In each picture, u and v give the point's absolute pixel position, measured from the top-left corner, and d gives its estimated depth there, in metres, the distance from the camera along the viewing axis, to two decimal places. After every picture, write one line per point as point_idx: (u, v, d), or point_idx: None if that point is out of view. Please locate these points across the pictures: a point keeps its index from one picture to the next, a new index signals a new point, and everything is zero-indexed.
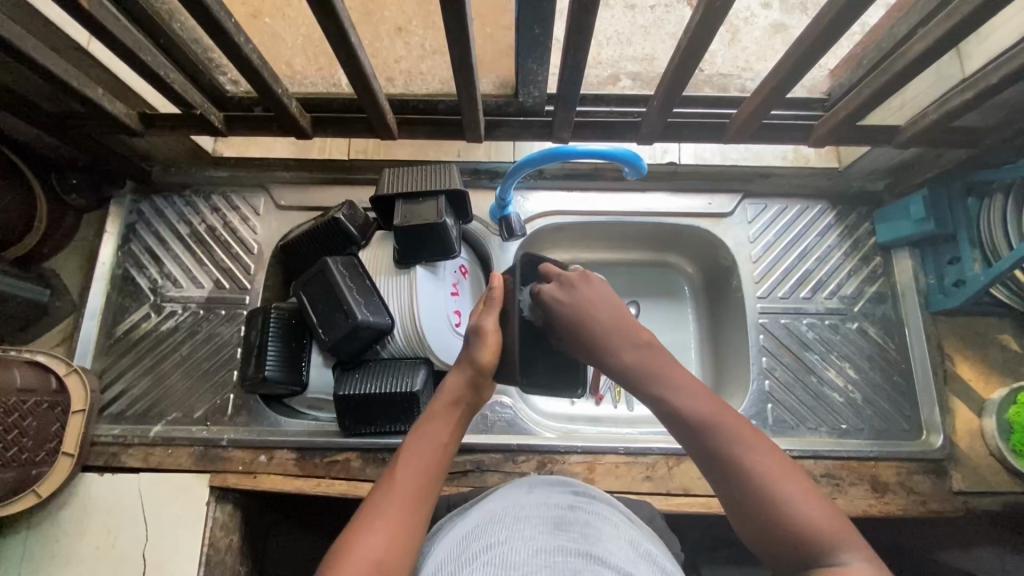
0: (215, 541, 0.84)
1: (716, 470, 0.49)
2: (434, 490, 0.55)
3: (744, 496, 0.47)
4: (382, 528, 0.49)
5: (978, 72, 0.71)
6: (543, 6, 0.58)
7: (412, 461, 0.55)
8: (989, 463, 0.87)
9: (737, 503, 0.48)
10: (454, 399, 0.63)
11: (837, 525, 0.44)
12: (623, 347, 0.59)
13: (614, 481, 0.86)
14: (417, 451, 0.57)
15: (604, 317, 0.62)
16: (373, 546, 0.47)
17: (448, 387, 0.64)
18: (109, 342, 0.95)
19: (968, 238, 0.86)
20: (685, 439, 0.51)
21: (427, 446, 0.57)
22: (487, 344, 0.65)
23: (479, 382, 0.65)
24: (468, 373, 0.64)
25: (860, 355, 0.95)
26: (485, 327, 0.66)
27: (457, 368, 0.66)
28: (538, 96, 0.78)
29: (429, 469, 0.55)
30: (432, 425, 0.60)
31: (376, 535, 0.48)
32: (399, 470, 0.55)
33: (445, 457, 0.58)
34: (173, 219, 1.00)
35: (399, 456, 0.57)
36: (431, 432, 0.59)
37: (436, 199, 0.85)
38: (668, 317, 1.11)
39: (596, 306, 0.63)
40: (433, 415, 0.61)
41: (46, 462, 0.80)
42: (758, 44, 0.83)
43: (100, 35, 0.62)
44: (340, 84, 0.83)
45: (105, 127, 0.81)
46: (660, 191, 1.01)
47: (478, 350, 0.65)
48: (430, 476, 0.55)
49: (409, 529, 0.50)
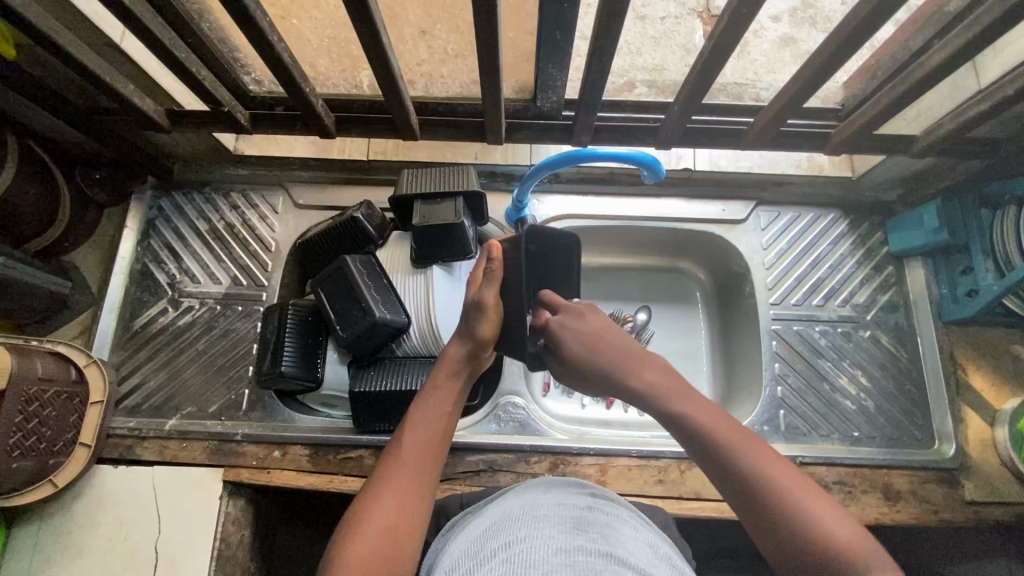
0: (227, 536, 0.84)
1: (736, 488, 0.50)
2: (441, 457, 0.58)
3: (761, 512, 0.48)
4: (389, 497, 0.52)
5: (995, 83, 0.72)
6: (569, 12, 0.59)
7: (418, 432, 0.58)
8: (1002, 474, 0.87)
9: (760, 521, 0.48)
10: (453, 371, 0.65)
11: (863, 544, 0.45)
12: (639, 374, 0.60)
13: (626, 484, 0.86)
14: (422, 422, 0.59)
15: (614, 350, 0.63)
16: (383, 514, 0.51)
17: (445, 364, 0.66)
18: (126, 335, 0.96)
19: (981, 248, 0.87)
20: (704, 458, 0.53)
21: (429, 421, 0.60)
22: (488, 320, 0.68)
23: (475, 354, 0.68)
24: (467, 347, 0.67)
25: (873, 363, 0.95)
26: (485, 300, 0.67)
27: (456, 340, 0.68)
28: (556, 100, 0.80)
29: (435, 439, 0.58)
30: (434, 398, 0.62)
31: (385, 503, 0.52)
32: (404, 443, 0.57)
33: (448, 425, 0.61)
34: (193, 216, 1.02)
35: (405, 428, 0.59)
36: (434, 404, 0.62)
37: (454, 200, 0.86)
38: (678, 323, 1.11)
39: (608, 338, 0.65)
40: (435, 386, 0.64)
41: (63, 453, 0.81)
42: (767, 57, 0.82)
43: (137, 31, 0.64)
44: (362, 85, 0.84)
45: (134, 122, 0.83)
46: (674, 198, 1.02)
47: (479, 325, 0.67)
48: (434, 447, 0.58)
49: (417, 496, 0.53)
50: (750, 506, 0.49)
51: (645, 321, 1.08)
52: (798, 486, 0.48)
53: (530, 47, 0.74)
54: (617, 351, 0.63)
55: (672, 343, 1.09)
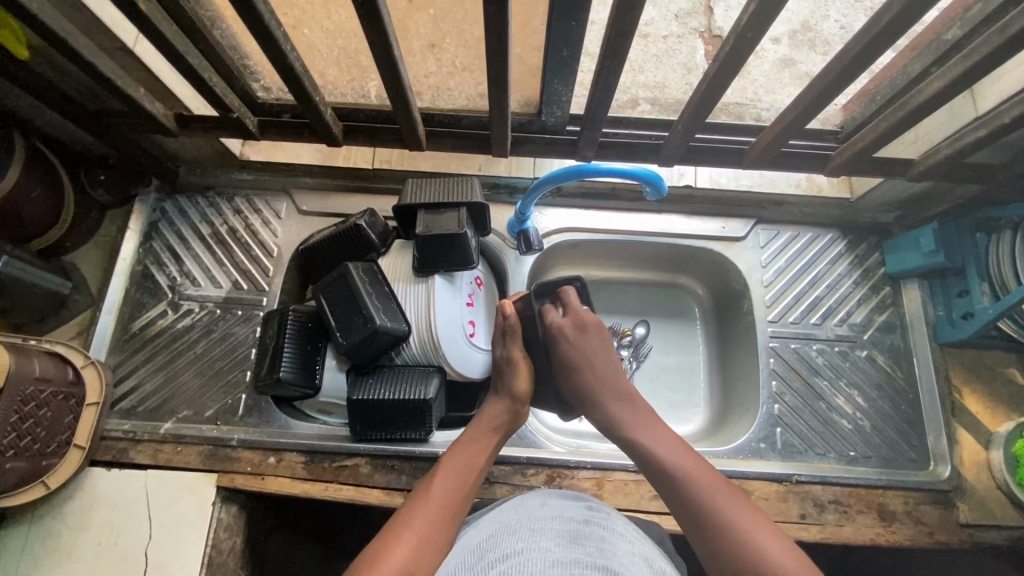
0: (218, 543, 0.83)
1: (688, 516, 0.57)
2: (465, 506, 0.60)
3: (710, 539, 0.54)
4: (412, 536, 0.54)
5: (991, 111, 0.74)
6: (576, 30, 0.60)
7: (449, 479, 0.62)
8: (995, 496, 0.88)
9: (712, 546, 0.54)
10: (490, 425, 0.72)
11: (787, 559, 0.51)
12: (618, 400, 0.72)
13: (622, 498, 0.86)
14: (454, 468, 0.64)
15: (613, 383, 0.73)
16: (404, 551, 0.52)
17: (486, 416, 0.73)
18: (124, 337, 0.96)
19: (977, 271, 0.88)
20: (665, 489, 0.60)
21: (460, 470, 0.64)
22: (520, 372, 0.77)
23: (516, 409, 0.75)
24: (506, 402, 0.75)
25: (869, 383, 0.96)
26: (515, 357, 0.78)
27: (496, 399, 0.75)
28: (560, 116, 0.80)
29: (463, 486, 0.62)
30: (469, 451, 0.68)
31: (409, 540, 0.53)
32: (435, 487, 0.60)
33: (477, 478, 0.65)
34: (195, 219, 1.02)
35: (436, 473, 0.63)
36: (467, 455, 0.66)
37: (458, 210, 0.86)
38: (678, 338, 1.12)
39: (603, 361, 0.75)
40: (473, 438, 0.70)
41: (56, 454, 0.80)
42: (766, 77, 0.89)
43: (153, 36, 0.65)
44: (369, 95, 0.85)
45: (144, 125, 0.84)
46: (676, 214, 1.03)
47: (517, 383, 0.75)
48: (462, 493, 0.61)
49: (438, 538, 0.55)
50: (701, 533, 0.55)
51: (644, 335, 1.09)
52: (758, 523, 0.54)
53: (536, 63, 0.76)
54: (607, 377, 0.74)
55: (672, 359, 1.10)
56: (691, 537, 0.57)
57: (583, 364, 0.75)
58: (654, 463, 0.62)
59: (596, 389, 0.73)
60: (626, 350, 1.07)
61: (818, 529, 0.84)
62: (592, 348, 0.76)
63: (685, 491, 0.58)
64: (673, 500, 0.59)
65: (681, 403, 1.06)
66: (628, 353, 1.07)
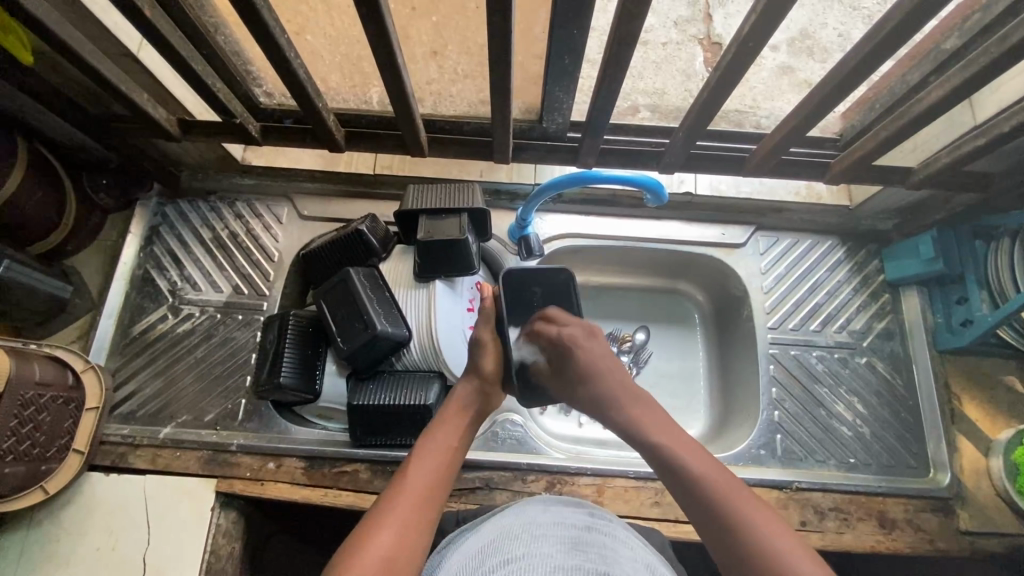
0: (217, 549, 0.83)
1: (702, 513, 0.54)
2: (444, 492, 0.59)
3: (726, 539, 0.52)
4: (391, 527, 0.53)
5: (990, 120, 0.74)
6: (577, 38, 0.60)
7: (426, 465, 0.60)
8: (995, 504, 0.88)
9: (728, 549, 0.52)
10: (463, 405, 0.70)
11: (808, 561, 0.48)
12: (614, 396, 0.69)
13: (623, 505, 0.86)
14: (428, 452, 0.62)
15: (612, 388, 0.70)
16: (383, 540, 0.51)
17: (459, 396, 0.71)
18: (124, 341, 0.96)
19: (976, 278, 0.89)
20: (678, 489, 0.57)
21: (435, 453, 0.62)
22: (489, 354, 0.75)
23: (485, 391, 0.73)
24: (476, 382, 0.73)
25: (868, 390, 0.96)
26: (484, 337, 0.76)
27: (465, 378, 0.73)
28: (561, 122, 0.81)
29: (441, 471, 0.60)
30: (442, 432, 0.65)
31: (386, 531, 0.52)
32: (410, 474, 0.59)
33: (454, 459, 0.63)
34: (197, 224, 1.02)
35: (412, 459, 0.61)
36: (441, 437, 0.64)
37: (459, 216, 0.87)
38: (678, 343, 1.12)
39: (603, 368, 0.72)
40: (444, 420, 0.68)
41: (55, 459, 0.79)
42: (765, 84, 0.89)
43: (157, 42, 0.65)
44: (372, 101, 0.86)
45: (147, 130, 0.84)
46: (676, 220, 1.03)
47: (483, 360, 0.74)
48: (438, 477, 0.59)
49: (419, 525, 0.54)
50: (717, 535, 0.53)
51: (644, 341, 1.10)
52: (775, 524, 0.51)
53: (539, 70, 0.76)
54: (615, 380, 0.70)
55: (672, 364, 1.10)
56: (705, 540, 0.54)
57: (590, 370, 0.71)
58: (667, 461, 0.59)
59: (605, 394, 0.70)
60: (625, 356, 1.08)
61: (819, 537, 0.84)
62: (597, 356, 0.73)
63: (695, 493, 0.55)
64: (684, 500, 0.57)
65: (681, 409, 1.07)
66: (628, 359, 1.08)
